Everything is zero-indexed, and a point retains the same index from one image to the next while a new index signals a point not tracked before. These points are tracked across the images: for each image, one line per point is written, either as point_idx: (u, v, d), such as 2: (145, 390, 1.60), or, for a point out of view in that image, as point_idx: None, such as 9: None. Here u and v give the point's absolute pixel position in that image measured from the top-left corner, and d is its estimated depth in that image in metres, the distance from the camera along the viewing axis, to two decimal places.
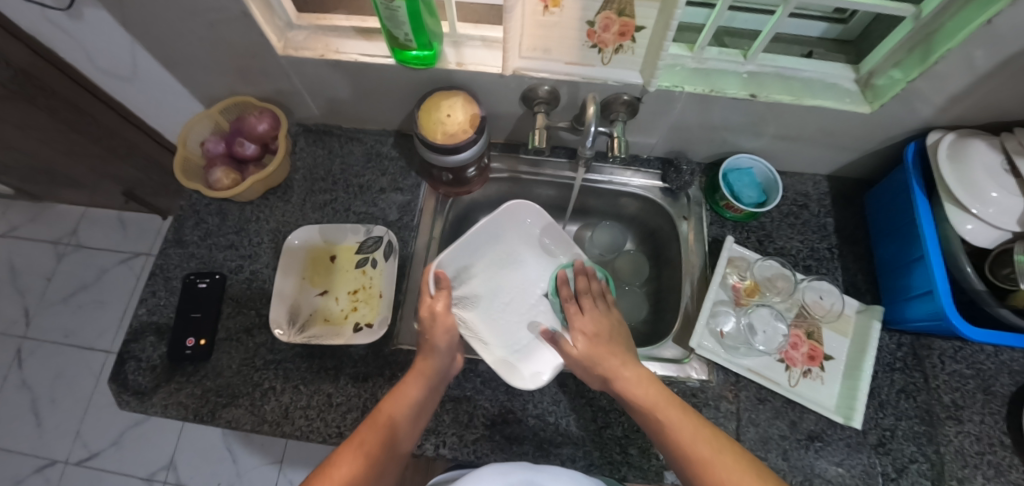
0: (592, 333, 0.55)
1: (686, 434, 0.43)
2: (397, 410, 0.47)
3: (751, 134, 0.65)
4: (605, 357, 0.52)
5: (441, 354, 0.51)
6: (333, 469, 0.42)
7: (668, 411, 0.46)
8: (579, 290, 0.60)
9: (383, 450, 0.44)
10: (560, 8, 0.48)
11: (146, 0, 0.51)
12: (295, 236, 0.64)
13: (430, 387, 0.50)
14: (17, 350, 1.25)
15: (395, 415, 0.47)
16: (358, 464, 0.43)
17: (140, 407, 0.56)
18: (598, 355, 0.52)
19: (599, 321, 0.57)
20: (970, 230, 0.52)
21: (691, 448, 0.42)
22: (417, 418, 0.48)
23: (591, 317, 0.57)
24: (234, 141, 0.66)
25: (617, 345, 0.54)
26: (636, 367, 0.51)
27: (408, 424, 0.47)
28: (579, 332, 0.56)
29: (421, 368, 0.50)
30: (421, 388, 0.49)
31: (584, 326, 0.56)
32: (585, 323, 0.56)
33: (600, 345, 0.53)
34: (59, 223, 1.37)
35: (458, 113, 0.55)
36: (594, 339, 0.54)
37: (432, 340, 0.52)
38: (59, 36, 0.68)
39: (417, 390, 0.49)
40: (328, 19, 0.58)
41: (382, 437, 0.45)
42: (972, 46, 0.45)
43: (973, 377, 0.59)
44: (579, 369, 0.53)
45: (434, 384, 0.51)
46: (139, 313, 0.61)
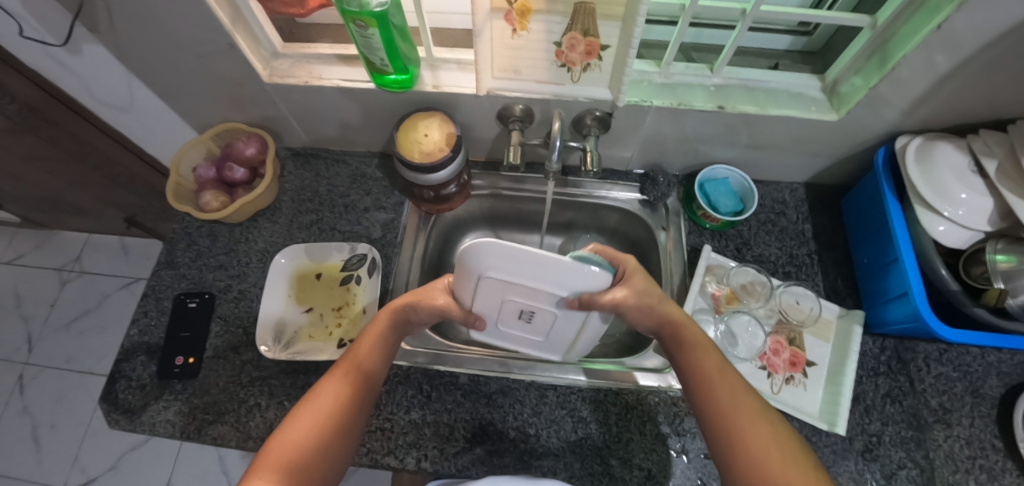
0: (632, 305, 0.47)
1: (742, 423, 0.40)
2: (372, 353, 0.49)
3: (724, 145, 0.67)
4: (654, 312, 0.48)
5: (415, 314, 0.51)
6: (314, 405, 0.43)
7: (710, 360, 0.45)
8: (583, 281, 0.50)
9: (356, 385, 0.46)
10: (527, 31, 0.51)
11: (141, 35, 0.54)
12: (282, 254, 0.66)
13: (399, 331, 0.51)
14: (19, 376, 1.27)
15: (365, 354, 0.49)
16: (338, 402, 0.44)
17: (129, 425, 0.57)
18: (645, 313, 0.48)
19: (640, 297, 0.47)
20: (942, 231, 0.52)
21: (743, 439, 0.39)
22: (389, 355, 0.50)
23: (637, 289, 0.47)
24: (224, 166, 0.69)
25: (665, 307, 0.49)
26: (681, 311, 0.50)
27: (380, 365, 0.49)
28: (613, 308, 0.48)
29: (388, 313, 0.51)
30: (387, 329, 0.50)
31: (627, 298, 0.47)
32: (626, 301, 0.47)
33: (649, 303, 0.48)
34: (62, 250, 1.40)
35: (434, 133, 0.58)
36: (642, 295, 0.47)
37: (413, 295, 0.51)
38: (61, 72, 0.72)
39: (385, 331, 0.50)
40: (312, 48, 0.61)
41: (358, 380, 0.46)
42: (925, 53, 0.46)
43: (961, 380, 0.58)
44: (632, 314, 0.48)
45: (401, 329, 0.52)
46: (130, 334, 0.63)
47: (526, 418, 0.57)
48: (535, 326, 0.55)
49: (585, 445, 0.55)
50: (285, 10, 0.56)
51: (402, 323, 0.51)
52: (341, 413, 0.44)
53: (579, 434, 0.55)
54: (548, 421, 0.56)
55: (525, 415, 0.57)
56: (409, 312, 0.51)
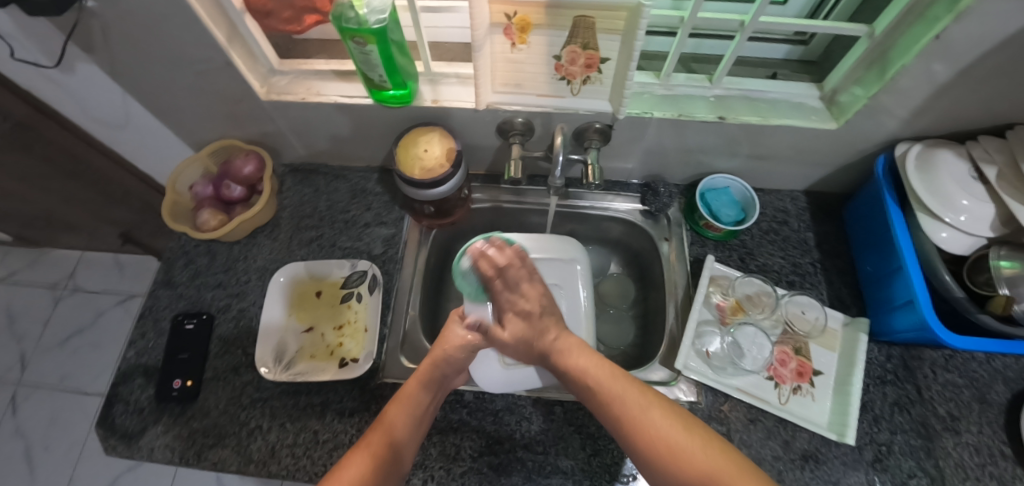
0: (528, 312, 0.54)
1: (631, 398, 0.43)
2: (403, 414, 0.47)
3: (725, 155, 0.67)
4: (538, 335, 0.53)
5: (444, 369, 0.51)
6: (342, 470, 0.40)
7: (601, 373, 0.46)
8: (498, 263, 0.56)
9: (389, 451, 0.43)
10: (527, 45, 0.51)
11: (137, 54, 0.54)
12: (281, 273, 0.65)
13: (434, 391, 0.50)
14: (11, 396, 1.24)
15: (399, 418, 0.46)
16: (367, 464, 0.41)
17: (126, 451, 0.56)
18: (531, 333, 0.53)
19: (532, 295, 0.55)
20: (944, 238, 0.53)
21: (638, 411, 0.41)
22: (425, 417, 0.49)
23: (535, 285, 0.56)
24: (222, 184, 0.68)
25: (552, 318, 0.54)
26: (570, 338, 0.52)
27: (411, 429, 0.46)
28: (517, 310, 0.55)
29: (421, 376, 0.49)
30: (423, 390, 0.49)
31: (530, 294, 0.55)
32: (530, 294, 0.55)
33: (534, 323, 0.53)
34: (56, 267, 1.38)
35: (435, 148, 0.58)
36: (527, 319, 0.54)
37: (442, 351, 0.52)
38: (56, 91, 0.71)
39: (420, 392, 0.49)
40: (309, 64, 0.61)
41: (387, 442, 0.44)
42: (924, 63, 0.47)
43: (967, 386, 0.58)
44: (511, 340, 0.55)
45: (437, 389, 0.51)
46: (127, 356, 0.62)
47: (533, 435, 0.56)
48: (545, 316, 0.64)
49: (592, 462, 0.54)
50: (284, 26, 0.56)
51: (436, 380, 0.50)
52: (371, 478, 0.40)
53: (587, 451, 0.54)
54: (556, 438, 0.56)
55: (532, 432, 0.56)
56: (442, 365, 0.51)
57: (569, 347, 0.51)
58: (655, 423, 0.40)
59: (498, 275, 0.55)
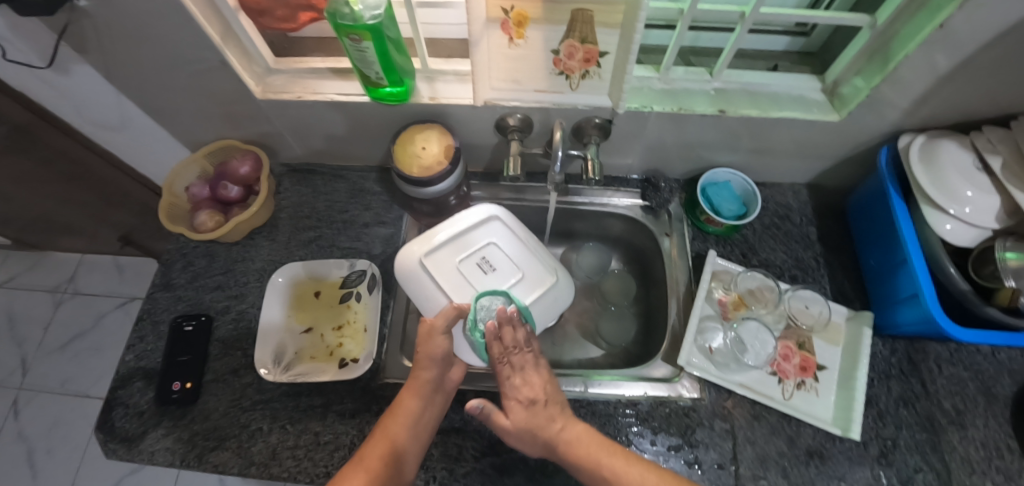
0: (531, 401, 0.47)
1: (620, 466, 0.42)
2: (399, 427, 0.45)
3: (726, 149, 0.66)
4: (542, 425, 0.45)
5: (433, 368, 0.49)
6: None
7: (617, 462, 0.42)
8: (507, 344, 0.51)
9: (389, 468, 0.41)
10: (524, 39, 0.50)
11: (130, 54, 0.53)
12: (280, 273, 0.65)
13: (427, 399, 0.48)
14: (13, 401, 1.24)
15: (400, 428, 0.45)
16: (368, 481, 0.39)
17: (128, 454, 0.56)
18: (539, 426, 0.45)
19: (536, 381, 0.49)
20: (949, 230, 0.52)
21: (631, 480, 0.41)
22: (422, 426, 0.47)
23: (542, 373, 0.50)
24: (218, 184, 0.67)
25: (557, 407, 0.47)
26: (577, 424, 0.45)
27: (408, 444, 0.45)
28: (516, 401, 0.48)
29: (414, 385, 0.48)
30: (416, 400, 0.47)
31: (531, 380, 0.49)
32: (529, 388, 0.49)
33: (541, 411, 0.46)
34: (56, 271, 1.38)
35: (433, 145, 0.57)
36: (531, 407, 0.46)
37: (427, 351, 0.49)
38: (51, 93, 0.71)
39: (413, 402, 0.47)
40: (305, 62, 0.60)
41: (387, 458, 0.42)
42: (927, 53, 0.46)
43: (973, 380, 0.57)
44: (520, 441, 0.45)
45: (430, 398, 0.48)
46: (127, 359, 0.61)
47: None
48: (491, 273, 0.59)
49: None
50: (278, 25, 0.55)
51: (428, 388, 0.48)
52: None
53: None
54: None
55: None
56: (429, 372, 0.48)
57: (577, 437, 0.44)
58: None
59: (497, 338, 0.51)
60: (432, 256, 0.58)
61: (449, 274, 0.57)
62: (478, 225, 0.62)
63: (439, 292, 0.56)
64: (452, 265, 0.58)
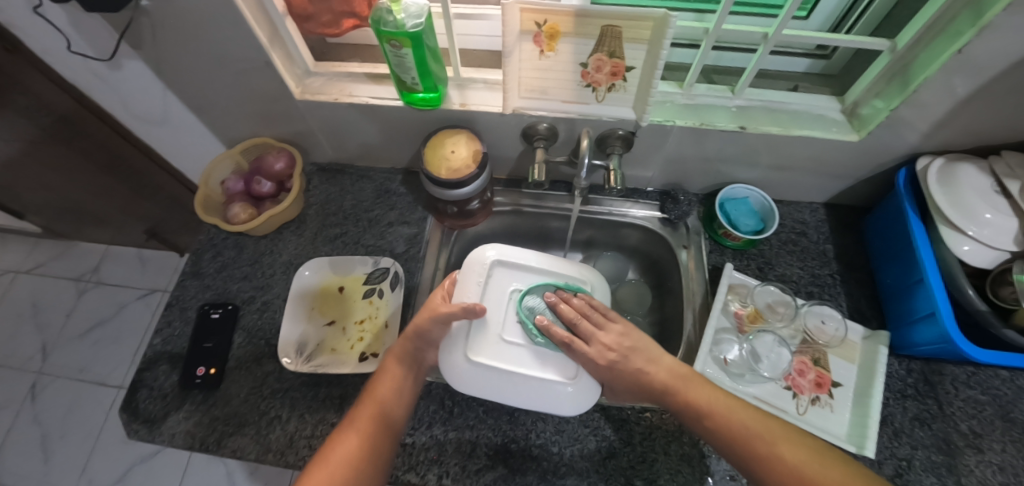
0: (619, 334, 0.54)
1: (764, 433, 0.44)
2: (386, 398, 0.51)
3: (745, 165, 0.67)
4: (641, 361, 0.52)
5: (415, 344, 0.54)
6: (338, 447, 0.47)
7: (718, 406, 0.47)
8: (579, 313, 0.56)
9: (378, 427, 0.48)
10: (555, 52, 0.53)
11: (182, 53, 0.57)
12: (306, 267, 0.67)
13: (411, 367, 0.54)
14: (31, 385, 1.27)
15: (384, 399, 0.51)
16: (359, 442, 0.47)
17: (149, 436, 0.57)
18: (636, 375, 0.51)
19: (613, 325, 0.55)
20: (967, 251, 0.52)
21: (774, 448, 0.43)
22: (408, 391, 0.53)
23: (623, 324, 0.55)
24: (253, 179, 0.70)
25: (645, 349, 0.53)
26: (669, 366, 0.51)
27: (396, 405, 0.51)
28: (603, 345, 0.53)
29: (396, 355, 0.54)
30: (398, 368, 0.53)
31: (609, 333, 0.54)
32: (609, 336, 0.54)
33: (635, 342, 0.53)
34: (81, 260, 1.42)
35: (461, 149, 0.60)
36: (631, 341, 0.53)
37: (410, 330, 0.53)
38: (100, 87, 0.75)
39: (396, 368, 0.53)
40: (343, 67, 0.63)
41: (374, 422, 0.49)
42: (946, 78, 0.47)
43: (991, 404, 0.57)
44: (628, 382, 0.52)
45: (414, 367, 0.54)
46: (154, 343, 0.63)
47: (549, 436, 0.56)
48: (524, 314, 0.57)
49: (608, 464, 0.54)
50: (321, 30, 0.57)
51: (410, 361, 0.54)
52: (361, 453, 0.46)
53: (603, 454, 0.55)
54: (571, 439, 0.56)
55: (547, 433, 0.56)
56: (407, 347, 0.53)
57: (669, 380, 0.50)
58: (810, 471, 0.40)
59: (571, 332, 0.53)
60: (478, 351, 0.54)
61: (496, 350, 0.54)
62: (479, 275, 0.58)
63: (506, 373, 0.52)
64: (494, 341, 0.54)
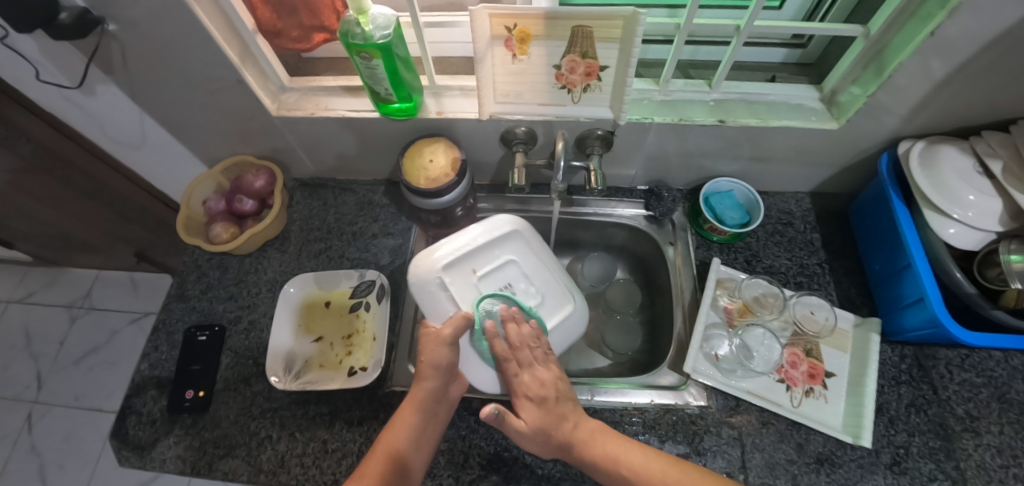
0: (542, 398, 0.51)
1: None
2: (402, 439, 0.46)
3: (727, 158, 0.67)
4: (556, 422, 0.48)
5: (434, 379, 0.50)
6: None
7: (632, 456, 0.45)
8: (513, 342, 0.54)
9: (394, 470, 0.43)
10: (527, 55, 0.53)
11: (154, 75, 0.56)
12: (292, 284, 0.66)
13: (427, 412, 0.49)
14: (27, 415, 1.26)
15: (399, 442, 0.46)
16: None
17: (140, 462, 0.56)
18: (551, 423, 0.48)
19: (548, 376, 0.53)
20: (953, 234, 0.52)
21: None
22: (422, 443, 0.47)
23: (553, 370, 0.54)
24: (234, 198, 0.70)
25: (568, 405, 0.50)
26: (588, 423, 0.49)
27: (412, 449, 0.46)
28: (527, 398, 0.51)
29: (414, 400, 0.49)
30: (414, 413, 0.48)
31: (541, 377, 0.53)
32: (536, 380, 0.52)
33: (552, 409, 0.49)
34: (73, 287, 1.41)
35: (439, 158, 0.59)
36: (545, 404, 0.50)
37: (428, 362, 0.50)
38: (76, 113, 0.74)
39: (413, 414, 0.48)
40: (317, 81, 0.63)
41: (385, 466, 0.43)
42: (921, 61, 0.47)
43: (986, 386, 0.57)
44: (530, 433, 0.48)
45: (431, 412, 0.49)
46: (141, 368, 0.63)
47: None
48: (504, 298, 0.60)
49: None
50: (293, 45, 0.56)
51: (432, 399, 0.49)
52: None
53: None
54: None
55: None
56: (432, 381, 0.50)
57: (591, 434, 0.47)
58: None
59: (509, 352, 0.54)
60: None
61: None
62: (440, 293, 0.57)
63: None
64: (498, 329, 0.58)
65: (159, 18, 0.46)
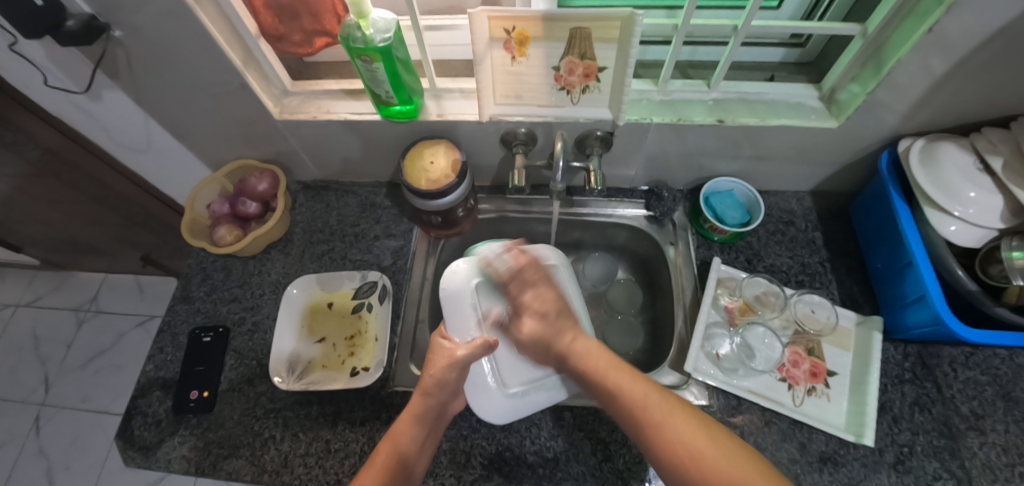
0: (542, 313, 0.55)
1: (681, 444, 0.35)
2: (404, 447, 0.45)
3: (728, 158, 0.67)
4: (555, 334, 0.52)
5: (437, 395, 0.49)
6: None
7: (622, 382, 0.42)
8: (520, 267, 0.59)
9: (396, 473, 0.43)
10: (526, 57, 0.53)
11: (159, 80, 0.57)
12: (295, 285, 0.67)
13: (428, 423, 0.48)
14: (35, 418, 1.27)
15: (400, 447, 0.45)
16: None
17: (145, 463, 0.57)
18: (551, 331, 0.53)
19: (544, 295, 0.56)
20: (953, 231, 0.52)
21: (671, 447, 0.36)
22: (422, 449, 0.47)
23: (552, 289, 0.57)
24: (238, 201, 0.70)
25: (566, 318, 0.54)
26: (587, 340, 0.50)
27: (414, 456, 0.46)
28: (529, 312, 0.56)
29: (415, 411, 0.48)
30: (415, 426, 0.47)
31: (543, 295, 0.56)
32: (540, 299, 0.56)
33: (551, 321, 0.54)
34: (80, 291, 1.43)
35: (440, 159, 0.60)
36: (545, 317, 0.54)
37: (433, 377, 0.50)
38: (83, 118, 0.75)
39: (415, 424, 0.47)
40: (319, 85, 0.64)
41: (388, 473, 0.42)
42: (920, 58, 0.47)
43: (990, 384, 0.56)
44: (531, 347, 0.56)
45: (431, 424, 0.49)
46: (147, 369, 0.64)
47: (543, 442, 0.55)
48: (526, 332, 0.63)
49: (604, 468, 0.53)
50: (295, 49, 0.57)
51: (434, 411, 0.49)
52: None
53: (599, 457, 0.54)
54: (567, 444, 0.55)
55: (542, 439, 0.56)
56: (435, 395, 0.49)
57: (585, 349, 0.49)
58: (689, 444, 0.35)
59: (510, 280, 0.58)
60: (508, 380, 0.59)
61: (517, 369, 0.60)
62: (468, 309, 0.62)
63: (541, 391, 0.57)
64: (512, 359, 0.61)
65: (164, 23, 0.47)
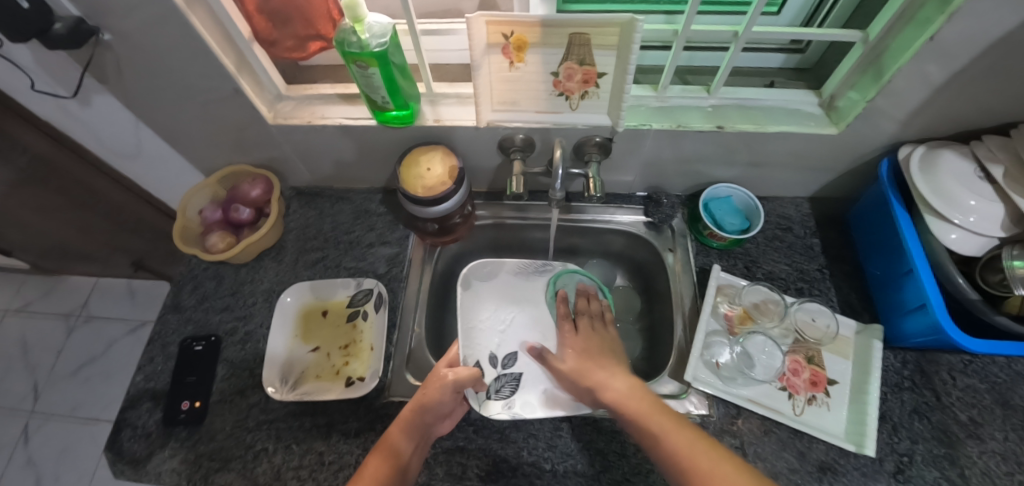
0: (580, 350, 0.61)
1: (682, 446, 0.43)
2: (396, 454, 0.48)
3: (726, 165, 0.67)
4: (594, 370, 0.56)
5: (431, 411, 0.51)
6: None
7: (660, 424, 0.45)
8: (580, 309, 0.67)
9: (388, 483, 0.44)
10: (524, 63, 0.52)
11: (149, 85, 0.56)
12: (287, 293, 0.66)
13: (420, 434, 0.50)
14: (24, 426, 1.25)
15: (394, 456, 0.47)
16: None
17: (134, 476, 0.56)
18: (589, 365, 0.58)
19: (590, 339, 0.63)
20: (954, 239, 0.51)
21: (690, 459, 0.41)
22: (414, 459, 0.49)
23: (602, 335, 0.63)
24: (229, 207, 0.69)
25: (606, 369, 0.56)
26: (624, 378, 0.53)
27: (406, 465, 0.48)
28: (569, 349, 0.62)
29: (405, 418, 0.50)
30: (406, 436, 0.49)
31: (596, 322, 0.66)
32: (568, 344, 0.62)
33: (588, 360, 0.59)
34: (70, 296, 1.41)
35: (436, 167, 0.59)
36: (580, 356, 0.60)
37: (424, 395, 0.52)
38: (72, 123, 0.74)
39: (404, 429, 0.50)
40: (314, 89, 0.63)
41: (383, 479, 0.45)
42: (920, 66, 0.47)
43: (989, 392, 0.56)
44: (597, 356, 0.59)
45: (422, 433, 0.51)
46: (136, 380, 0.62)
47: (541, 453, 0.55)
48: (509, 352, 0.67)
49: (602, 479, 0.53)
50: (288, 54, 0.55)
51: (422, 425, 0.51)
52: None
53: (597, 468, 0.53)
54: (564, 455, 0.54)
55: (539, 449, 0.55)
56: (426, 410, 0.51)
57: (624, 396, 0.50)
58: (721, 478, 0.39)
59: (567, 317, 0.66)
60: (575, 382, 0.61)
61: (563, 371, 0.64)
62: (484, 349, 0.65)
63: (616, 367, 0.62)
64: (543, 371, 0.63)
65: (153, 28, 0.46)
